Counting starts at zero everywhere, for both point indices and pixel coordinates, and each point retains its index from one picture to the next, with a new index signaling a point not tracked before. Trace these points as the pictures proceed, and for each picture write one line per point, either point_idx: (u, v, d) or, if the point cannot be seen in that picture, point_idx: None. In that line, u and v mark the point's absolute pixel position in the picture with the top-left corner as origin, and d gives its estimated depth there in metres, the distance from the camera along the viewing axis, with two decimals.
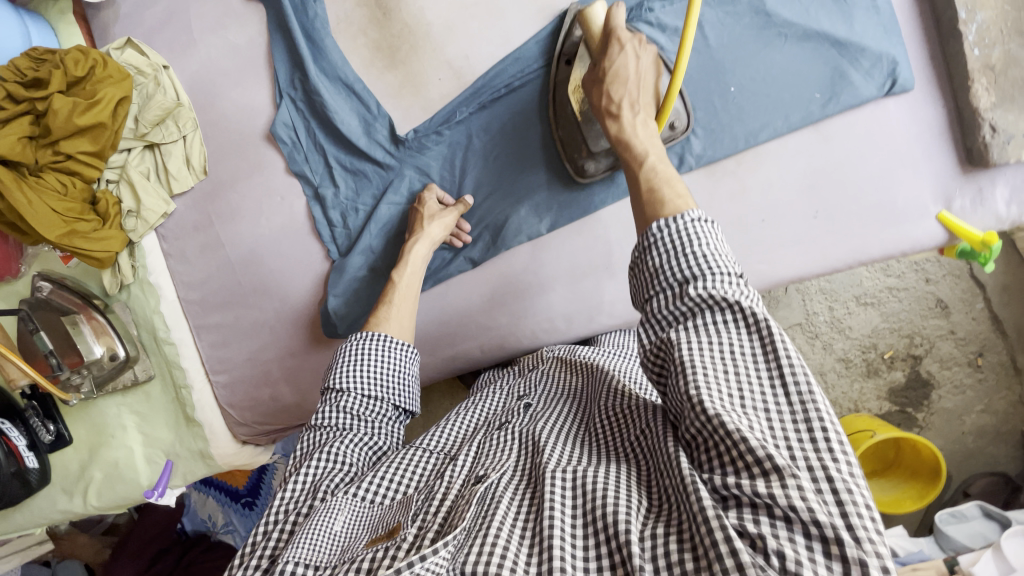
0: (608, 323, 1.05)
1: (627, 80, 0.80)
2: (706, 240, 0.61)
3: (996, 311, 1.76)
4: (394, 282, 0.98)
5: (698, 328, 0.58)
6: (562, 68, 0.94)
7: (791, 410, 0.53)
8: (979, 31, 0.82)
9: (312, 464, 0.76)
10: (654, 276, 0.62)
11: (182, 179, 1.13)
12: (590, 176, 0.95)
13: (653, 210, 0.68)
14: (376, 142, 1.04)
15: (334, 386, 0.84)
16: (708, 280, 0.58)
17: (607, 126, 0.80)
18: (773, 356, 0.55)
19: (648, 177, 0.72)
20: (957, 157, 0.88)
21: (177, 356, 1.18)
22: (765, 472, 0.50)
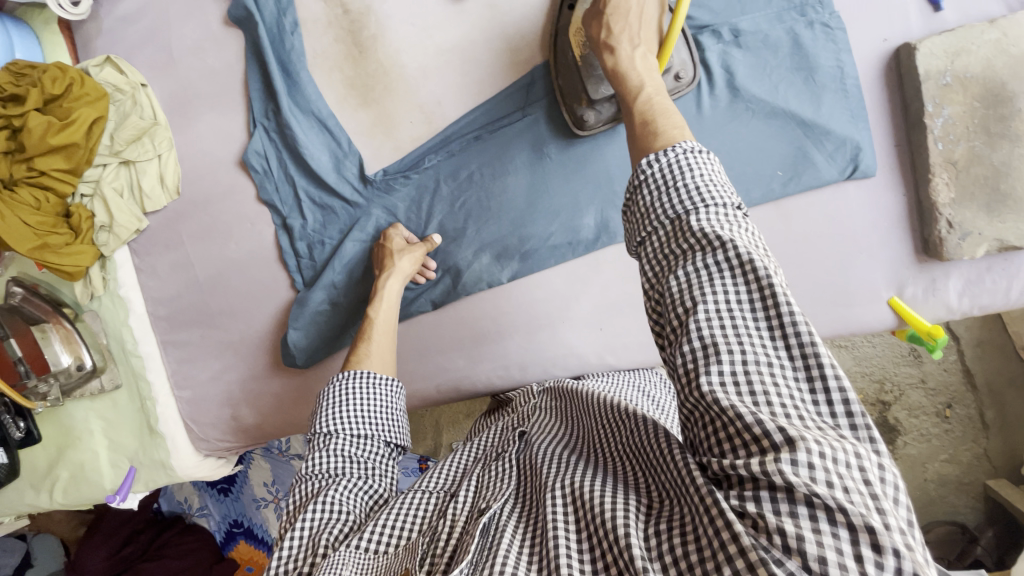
0: (562, 374, 1.05)
1: (628, 12, 0.76)
2: (700, 169, 0.56)
3: (967, 364, 1.78)
4: (371, 319, 0.97)
5: (692, 272, 0.52)
6: (564, 14, 0.90)
7: (792, 363, 0.47)
8: (944, 126, 0.81)
9: (307, 516, 0.70)
10: (646, 216, 0.58)
11: (155, 198, 1.13)
12: (589, 128, 0.91)
13: (644, 141, 0.64)
14: (345, 178, 1.05)
15: (322, 430, 0.81)
16: (702, 213, 0.54)
17: (605, 60, 0.76)
18: (772, 305, 0.49)
19: (644, 108, 0.68)
20: (914, 246, 0.88)
21: (144, 369, 1.20)
22: (765, 447, 0.45)
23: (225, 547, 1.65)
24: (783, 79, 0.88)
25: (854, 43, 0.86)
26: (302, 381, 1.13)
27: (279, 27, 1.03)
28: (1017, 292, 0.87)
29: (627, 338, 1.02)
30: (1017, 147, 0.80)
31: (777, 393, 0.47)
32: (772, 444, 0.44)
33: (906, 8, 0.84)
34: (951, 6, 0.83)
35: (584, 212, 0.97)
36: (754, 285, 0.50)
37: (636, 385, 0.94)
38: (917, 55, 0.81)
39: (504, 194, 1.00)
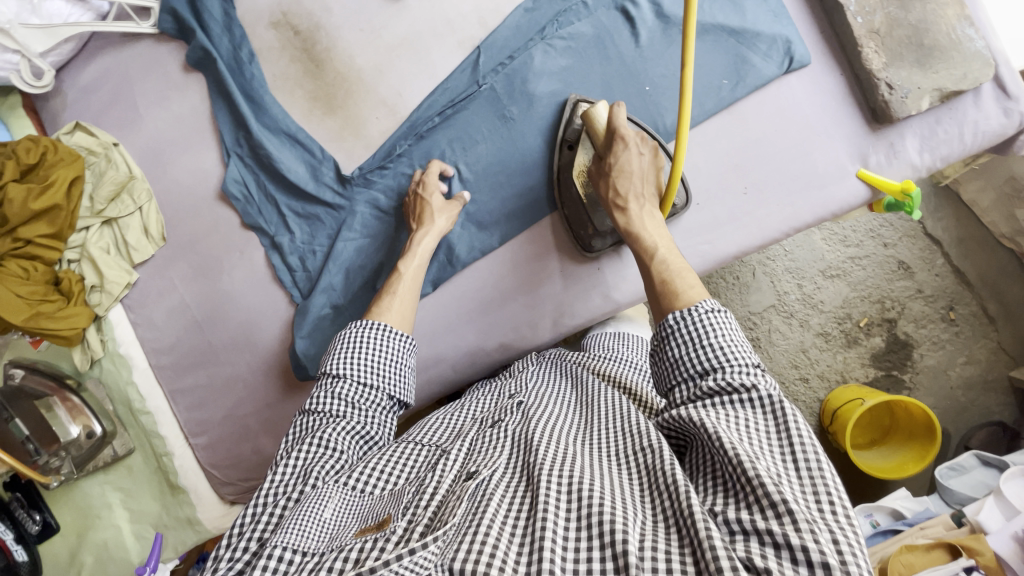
0: (573, 324, 1.07)
1: (632, 175, 0.89)
2: (721, 331, 0.67)
3: (957, 264, 1.82)
4: (399, 273, 0.98)
5: (718, 405, 0.63)
6: (565, 153, 1.00)
7: (798, 474, 0.56)
8: (858, 1, 0.89)
9: (303, 449, 0.76)
10: (673, 366, 0.69)
11: (142, 249, 1.15)
12: (596, 252, 1.02)
13: (668, 302, 0.75)
14: (324, 184, 1.08)
15: (330, 372, 0.84)
16: (726, 372, 0.64)
17: (616, 218, 0.90)
18: (787, 437, 0.58)
19: (662, 269, 0.80)
20: (865, 118, 0.93)
21: (155, 425, 1.17)
22: (778, 513, 0.52)
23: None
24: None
25: None
26: None
27: (237, 61, 1.09)
28: (970, 137, 0.92)
29: (625, 272, 1.05)
30: (928, 4, 0.88)
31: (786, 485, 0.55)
32: (785, 511, 0.52)
33: None
34: None
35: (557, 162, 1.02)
36: (775, 417, 0.60)
37: (624, 359, 1.03)
38: None
39: (478, 162, 1.04)
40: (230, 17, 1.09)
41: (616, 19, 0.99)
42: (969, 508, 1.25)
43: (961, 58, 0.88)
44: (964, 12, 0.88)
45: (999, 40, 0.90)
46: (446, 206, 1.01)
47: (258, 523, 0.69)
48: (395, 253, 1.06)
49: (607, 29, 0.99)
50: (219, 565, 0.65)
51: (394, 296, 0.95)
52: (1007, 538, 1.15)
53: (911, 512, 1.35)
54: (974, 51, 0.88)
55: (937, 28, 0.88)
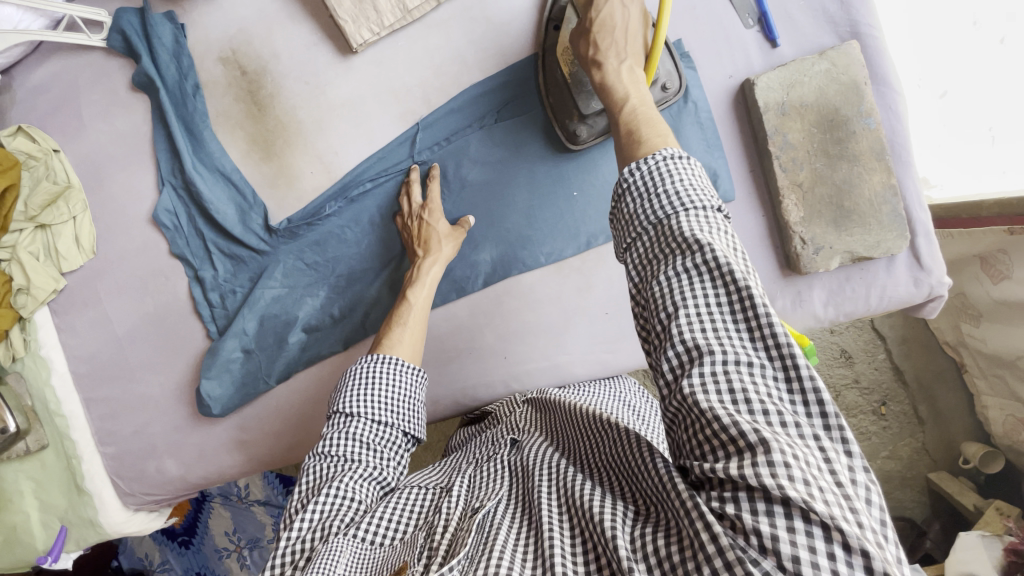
0: (473, 405, 1.08)
1: (614, 29, 0.76)
2: (679, 175, 0.58)
3: (896, 361, 1.84)
4: (407, 301, 0.95)
5: (674, 270, 0.55)
6: (551, 33, 0.93)
7: (769, 367, 0.49)
8: (787, 151, 0.88)
9: (319, 500, 0.70)
10: (629, 222, 0.60)
11: (72, 259, 1.16)
12: (582, 142, 0.94)
13: (630, 149, 0.65)
14: (251, 229, 1.09)
15: (344, 410, 0.79)
16: (683, 219, 0.56)
17: (593, 76, 0.77)
18: (749, 310, 0.51)
19: (630, 119, 0.70)
20: (778, 262, 0.94)
21: (68, 428, 1.21)
22: (741, 449, 0.46)
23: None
24: None
25: (703, 79, 0.93)
26: (224, 429, 1.15)
27: (181, 91, 1.08)
28: (876, 299, 0.93)
29: (530, 366, 1.05)
30: (855, 166, 0.87)
31: (757, 392, 0.48)
32: (747, 445, 0.46)
33: (746, 45, 0.92)
34: (786, 42, 0.91)
35: (480, 249, 1.03)
36: (730, 288, 0.52)
37: (616, 396, 0.95)
38: (756, 89, 0.88)
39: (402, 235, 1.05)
40: (179, 45, 1.07)
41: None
42: None
43: (877, 226, 0.88)
44: (890, 180, 0.87)
45: (922, 210, 0.90)
46: (450, 233, 0.98)
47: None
48: (311, 309, 1.08)
49: (545, 128, 0.98)
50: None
51: (405, 325, 0.92)
52: None
53: None
54: (892, 220, 0.88)
55: (859, 192, 0.88)
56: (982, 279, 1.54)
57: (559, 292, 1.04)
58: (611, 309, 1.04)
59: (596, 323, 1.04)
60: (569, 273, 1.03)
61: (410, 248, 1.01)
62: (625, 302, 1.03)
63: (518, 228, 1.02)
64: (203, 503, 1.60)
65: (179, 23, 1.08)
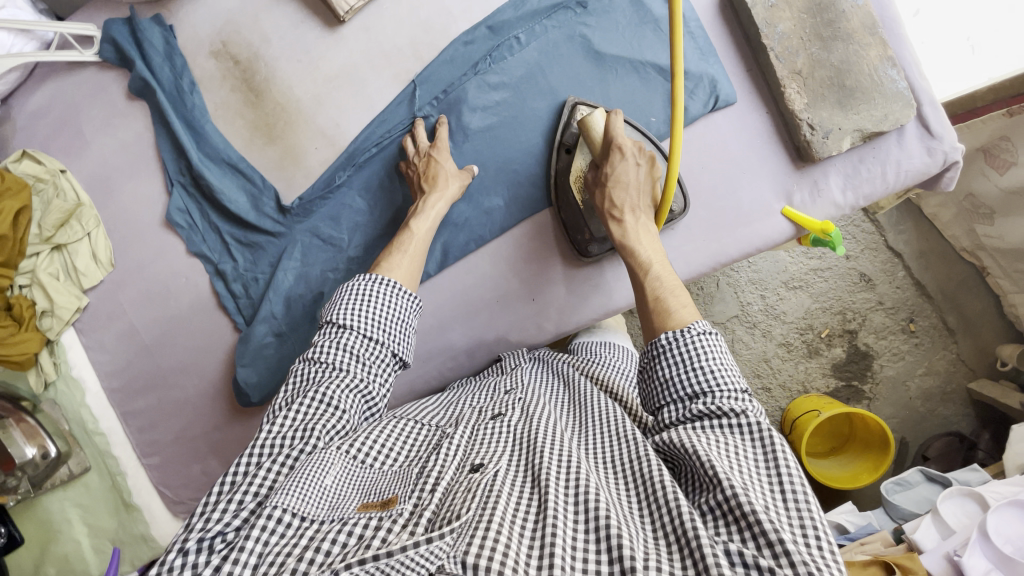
0: (506, 352, 1.09)
1: (628, 187, 0.90)
2: (713, 354, 0.70)
3: (917, 277, 1.82)
4: (411, 231, 0.94)
5: (707, 428, 0.65)
6: (562, 157, 1.01)
7: (790, 507, 0.57)
8: (781, 42, 0.89)
9: (303, 403, 0.71)
10: (664, 386, 0.71)
11: (91, 274, 1.17)
12: (593, 257, 1.03)
13: (659, 321, 0.78)
14: (264, 213, 1.09)
15: (334, 321, 0.79)
16: (714, 397, 0.67)
17: (612, 229, 0.91)
18: (774, 463, 0.61)
19: (655, 287, 0.83)
20: (790, 156, 0.94)
21: (109, 446, 1.21)
22: (774, 551, 0.53)
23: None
24: (634, 36, 1.00)
25: None
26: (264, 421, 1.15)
27: (178, 90, 1.10)
28: (893, 177, 0.93)
29: (558, 304, 1.06)
30: (850, 45, 0.88)
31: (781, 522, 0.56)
32: (783, 551, 0.52)
33: None
34: None
35: (492, 194, 1.04)
36: (761, 444, 0.63)
37: (613, 364, 1.05)
38: None
39: (400, 194, 1.06)
40: (171, 46, 1.10)
41: (560, 49, 1.00)
42: (908, 525, 1.32)
43: (882, 100, 0.89)
44: (886, 53, 0.89)
45: (923, 81, 0.91)
46: (455, 174, 0.98)
47: (255, 478, 0.64)
48: (334, 283, 1.08)
49: (538, 67, 1.00)
50: (191, 536, 0.58)
51: (405, 252, 0.92)
52: (940, 557, 1.21)
53: (854, 527, 1.41)
54: (896, 91, 0.89)
55: (859, 70, 0.89)
56: (987, 172, 1.55)
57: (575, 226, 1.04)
58: None
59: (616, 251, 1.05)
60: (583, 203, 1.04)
61: (416, 187, 1.00)
62: None
63: (526, 168, 1.02)
64: None
65: (167, 25, 1.10)
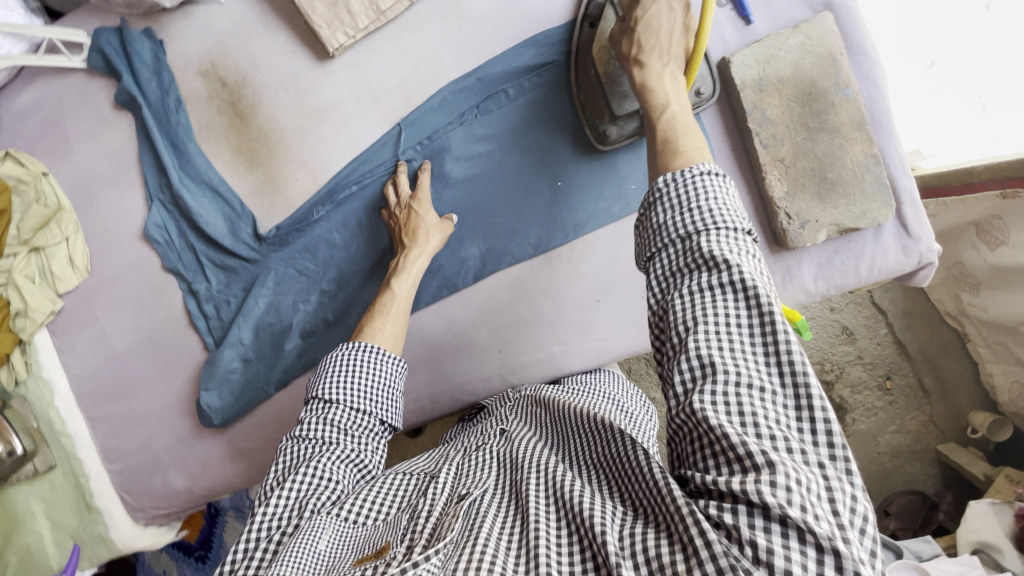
0: (470, 399, 1.09)
1: (659, 31, 0.77)
2: (714, 193, 0.59)
3: (898, 335, 1.83)
4: (392, 290, 0.96)
5: (699, 287, 0.57)
6: (585, 31, 0.93)
7: (783, 389, 0.52)
8: (767, 128, 0.88)
9: (297, 479, 0.73)
10: (656, 232, 0.62)
11: (66, 279, 1.17)
12: (611, 143, 0.95)
13: (665, 160, 0.68)
14: (241, 239, 1.10)
15: (321, 396, 0.82)
16: (711, 236, 0.58)
17: (633, 75, 0.78)
18: (769, 327, 0.53)
19: (667, 128, 0.71)
20: (766, 239, 0.94)
21: (74, 447, 1.23)
22: (746, 466, 0.49)
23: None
24: None
25: None
26: (227, 439, 1.16)
27: (164, 106, 1.09)
28: (865, 269, 0.93)
29: (525, 358, 1.06)
30: (836, 138, 0.87)
31: (765, 417, 0.51)
32: (754, 465, 0.48)
33: (721, 24, 0.91)
34: (759, 19, 0.91)
35: (467, 243, 1.04)
36: (753, 306, 0.55)
37: (607, 394, 0.94)
38: (733, 67, 0.88)
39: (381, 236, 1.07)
40: (159, 61, 1.09)
41: (548, 106, 0.99)
42: None
43: (861, 197, 0.88)
44: (871, 149, 0.88)
45: (905, 177, 0.91)
46: (434, 224, 0.99)
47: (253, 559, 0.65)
48: (305, 314, 1.09)
49: (524, 123, 0.99)
50: None
51: (388, 315, 0.93)
52: None
53: None
54: (876, 189, 0.88)
55: (842, 164, 0.88)
56: (979, 246, 1.54)
57: (548, 281, 1.04)
58: (601, 297, 1.04)
59: (587, 312, 1.05)
60: (559, 262, 1.03)
61: (397, 239, 1.01)
62: (616, 288, 1.04)
63: (504, 221, 1.02)
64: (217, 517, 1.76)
65: (157, 40, 1.09)
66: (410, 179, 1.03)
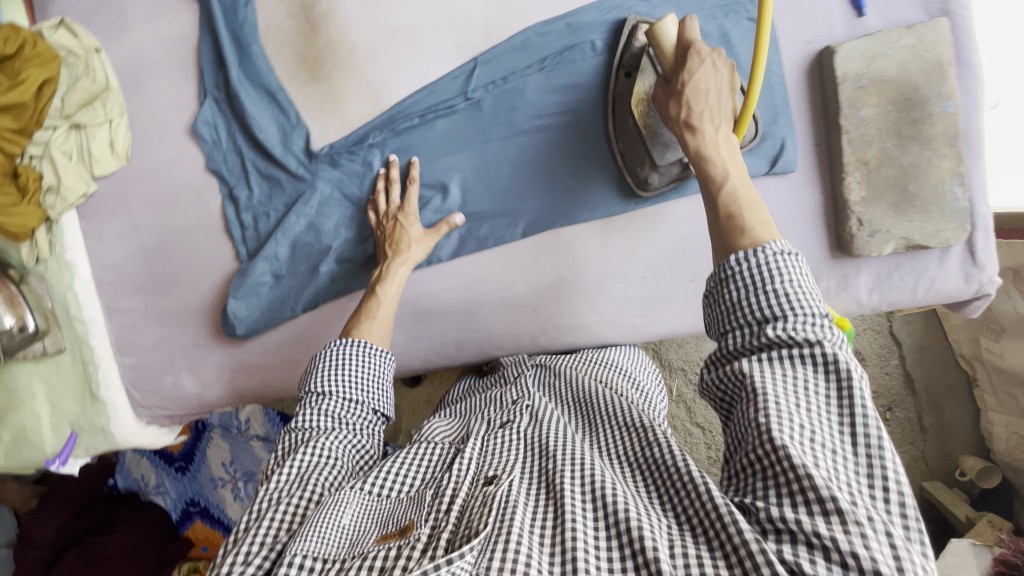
0: (497, 353, 1.10)
1: (708, 95, 0.76)
2: (789, 273, 0.60)
3: (910, 369, 1.83)
4: (377, 297, 0.98)
5: (778, 359, 0.58)
6: (621, 81, 0.93)
7: (855, 452, 0.53)
8: (859, 127, 0.86)
9: (299, 457, 0.76)
10: (732, 311, 0.62)
11: (104, 163, 1.14)
12: (653, 189, 0.95)
13: (730, 238, 0.67)
14: (291, 151, 1.06)
15: (316, 390, 0.86)
16: (789, 321, 0.58)
17: (685, 140, 0.76)
18: (847, 399, 0.55)
19: (729, 203, 0.70)
20: (830, 242, 0.92)
21: (87, 334, 1.21)
22: (826, 511, 0.50)
23: (180, 526, 1.80)
24: None
25: (781, 42, 0.90)
26: (244, 352, 1.15)
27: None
28: (923, 290, 0.92)
29: (560, 322, 1.06)
30: (925, 150, 0.85)
31: (839, 480, 0.52)
32: (835, 509, 0.49)
33: (830, 13, 0.88)
34: (872, 13, 0.87)
35: (523, 195, 1.01)
36: (833, 375, 0.56)
37: (628, 375, 0.99)
38: (837, 58, 0.85)
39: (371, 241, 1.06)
40: None
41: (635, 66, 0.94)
42: None
43: (939, 215, 0.86)
44: (958, 168, 0.85)
45: (985, 204, 0.88)
46: (424, 234, 1.00)
47: (263, 530, 0.66)
48: (346, 239, 1.07)
49: (608, 77, 0.94)
50: None
51: (374, 321, 0.95)
52: None
53: None
54: (954, 210, 0.86)
55: (925, 178, 0.85)
56: (1011, 294, 1.54)
57: (600, 247, 1.02)
58: (648, 273, 1.02)
59: (632, 285, 1.03)
60: (614, 229, 1.01)
61: (381, 247, 1.02)
62: (664, 267, 1.02)
63: (565, 179, 0.99)
64: (203, 432, 1.76)
65: None
66: (400, 182, 1.02)
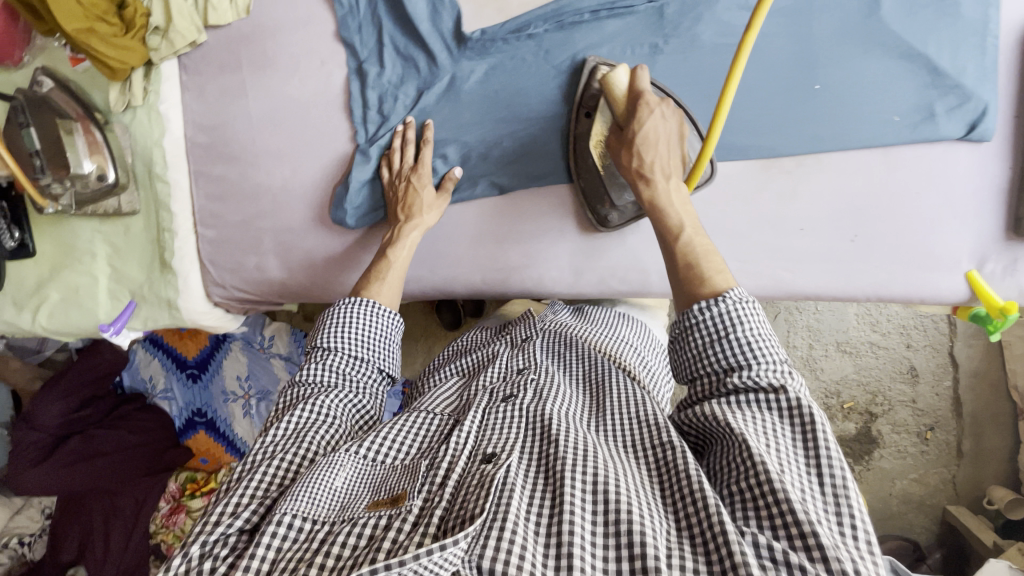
0: (617, 289, 1.04)
1: (657, 144, 0.78)
2: (751, 322, 0.61)
3: (961, 392, 1.58)
4: (386, 259, 0.94)
5: (746, 404, 0.59)
6: (581, 121, 0.93)
7: (822, 495, 0.52)
8: None
9: (296, 412, 0.72)
10: (695, 359, 0.64)
11: (221, 12, 1.03)
12: (612, 227, 0.97)
13: (686, 288, 0.68)
14: (438, 32, 0.97)
15: (323, 344, 0.81)
16: (753, 369, 0.60)
17: (639, 190, 0.79)
18: (812, 445, 0.54)
19: (687, 250, 0.71)
20: (1006, 224, 0.87)
21: (168, 198, 1.12)
22: (808, 547, 0.48)
23: (182, 435, 1.68)
24: (929, 22, 0.84)
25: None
26: (341, 244, 1.07)
27: None
28: None
29: None
30: None
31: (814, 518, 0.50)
32: (821, 553, 0.47)
33: None
34: None
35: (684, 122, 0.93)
36: (795, 418, 0.56)
37: (634, 349, 1.03)
38: None
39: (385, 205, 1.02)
40: None
41: None
42: None
43: None
44: None
45: None
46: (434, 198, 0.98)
47: (253, 488, 0.62)
48: (478, 138, 0.99)
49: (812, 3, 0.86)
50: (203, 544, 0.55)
51: (384, 281, 0.91)
52: None
53: None
54: None
55: None
56: None
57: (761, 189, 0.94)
58: (805, 227, 0.94)
59: (783, 236, 0.95)
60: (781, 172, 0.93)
61: (392, 209, 0.99)
62: (831, 221, 0.92)
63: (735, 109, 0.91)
64: (223, 342, 1.64)
65: None
66: (415, 144, 0.99)
